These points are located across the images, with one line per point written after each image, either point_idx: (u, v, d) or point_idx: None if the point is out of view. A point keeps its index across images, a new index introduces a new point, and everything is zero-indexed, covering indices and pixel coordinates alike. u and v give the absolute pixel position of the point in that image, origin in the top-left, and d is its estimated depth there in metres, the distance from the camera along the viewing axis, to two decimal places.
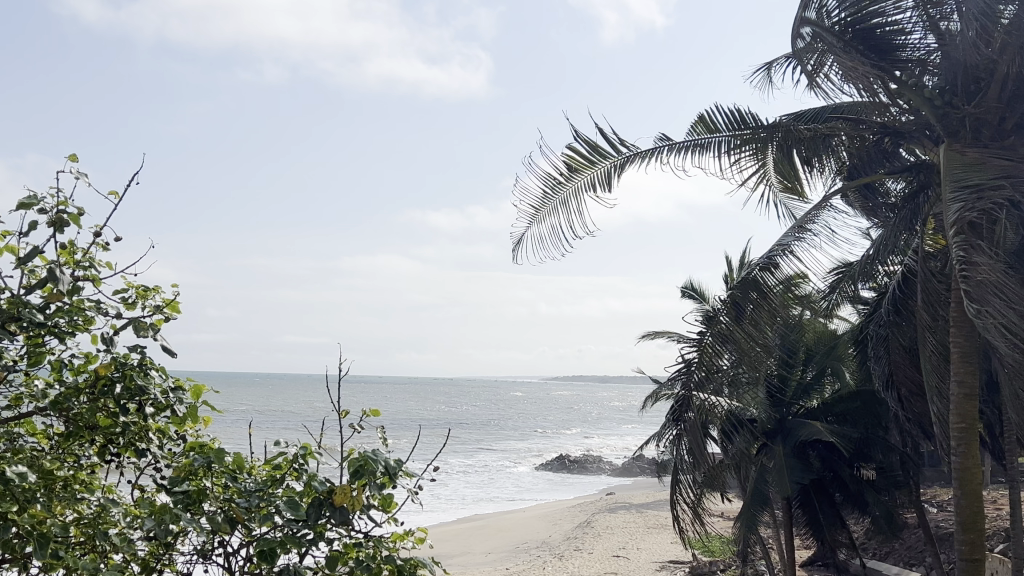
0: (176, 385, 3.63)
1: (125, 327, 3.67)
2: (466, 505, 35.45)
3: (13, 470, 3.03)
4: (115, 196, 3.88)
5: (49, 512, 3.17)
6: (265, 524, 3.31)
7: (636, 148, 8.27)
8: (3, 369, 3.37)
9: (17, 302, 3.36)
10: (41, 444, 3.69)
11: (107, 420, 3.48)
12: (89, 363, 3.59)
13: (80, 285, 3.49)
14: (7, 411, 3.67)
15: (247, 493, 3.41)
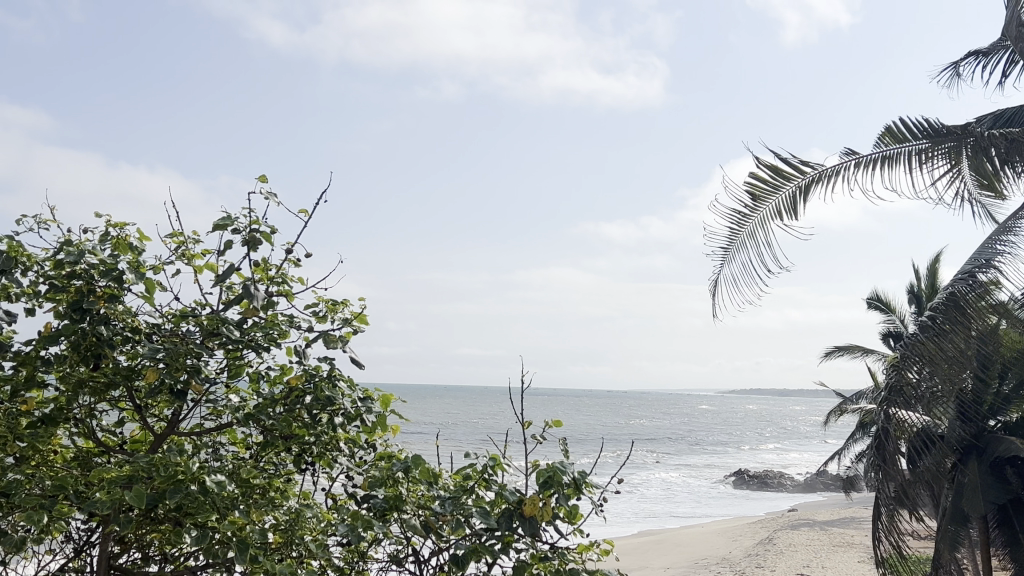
0: (364, 394, 3.71)
1: (316, 340, 3.80)
2: (645, 519, 35.12)
3: (212, 478, 3.19)
4: (304, 214, 4.05)
5: (249, 518, 3.30)
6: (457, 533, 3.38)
7: (821, 165, 7.96)
8: (205, 385, 3.53)
9: (216, 319, 3.53)
10: (241, 453, 3.85)
11: (301, 429, 3.62)
12: (284, 375, 3.73)
13: (274, 300, 3.63)
14: (208, 421, 3.87)
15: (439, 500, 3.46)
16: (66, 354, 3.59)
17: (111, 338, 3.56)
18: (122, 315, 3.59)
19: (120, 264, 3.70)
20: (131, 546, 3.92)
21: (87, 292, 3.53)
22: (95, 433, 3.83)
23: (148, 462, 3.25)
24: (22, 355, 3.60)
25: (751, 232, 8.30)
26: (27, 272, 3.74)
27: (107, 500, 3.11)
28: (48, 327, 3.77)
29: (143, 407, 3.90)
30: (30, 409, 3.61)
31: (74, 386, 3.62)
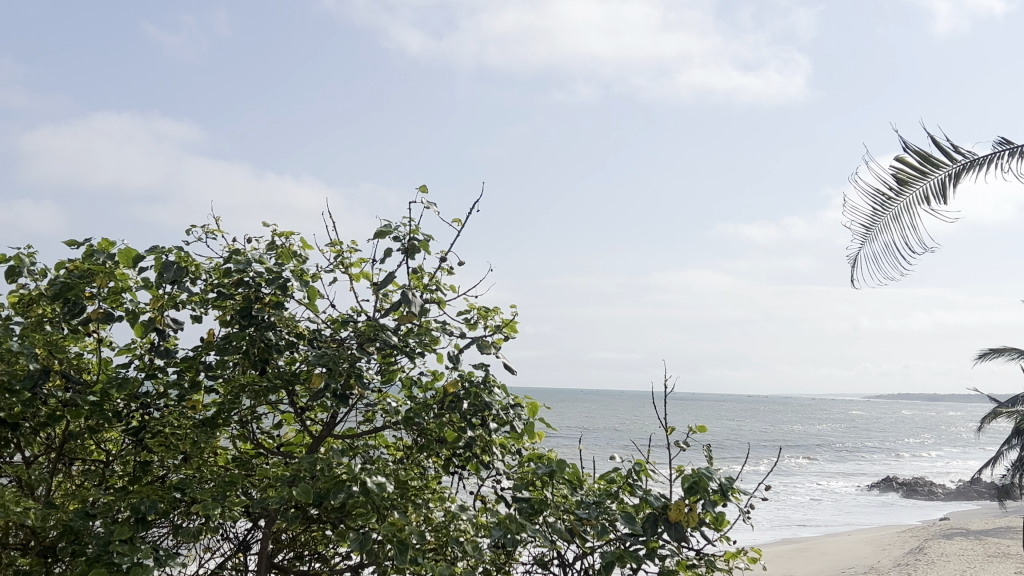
0: (515, 401, 3.73)
1: (468, 341, 4.10)
2: (791, 527, 34.37)
3: (375, 480, 3.27)
4: (455, 226, 4.39)
5: (406, 520, 3.38)
6: (603, 537, 3.39)
7: (975, 152, 7.67)
8: (362, 389, 3.63)
9: (373, 324, 3.64)
10: (393, 456, 3.96)
11: (453, 434, 3.69)
12: (435, 380, 3.82)
13: (429, 309, 3.72)
14: (362, 425, 4.01)
15: (583, 504, 3.47)
16: (231, 361, 3.75)
17: (277, 344, 3.69)
18: (285, 322, 3.75)
19: (283, 273, 3.87)
20: (288, 545, 4.08)
21: (252, 300, 3.69)
22: (255, 436, 4.01)
23: (310, 462, 3.38)
24: (185, 361, 3.78)
25: (894, 216, 8.06)
26: (194, 281, 3.96)
27: (274, 498, 3.25)
28: (211, 334, 3.95)
29: (300, 412, 4.05)
30: (196, 411, 3.80)
31: (236, 390, 3.78)
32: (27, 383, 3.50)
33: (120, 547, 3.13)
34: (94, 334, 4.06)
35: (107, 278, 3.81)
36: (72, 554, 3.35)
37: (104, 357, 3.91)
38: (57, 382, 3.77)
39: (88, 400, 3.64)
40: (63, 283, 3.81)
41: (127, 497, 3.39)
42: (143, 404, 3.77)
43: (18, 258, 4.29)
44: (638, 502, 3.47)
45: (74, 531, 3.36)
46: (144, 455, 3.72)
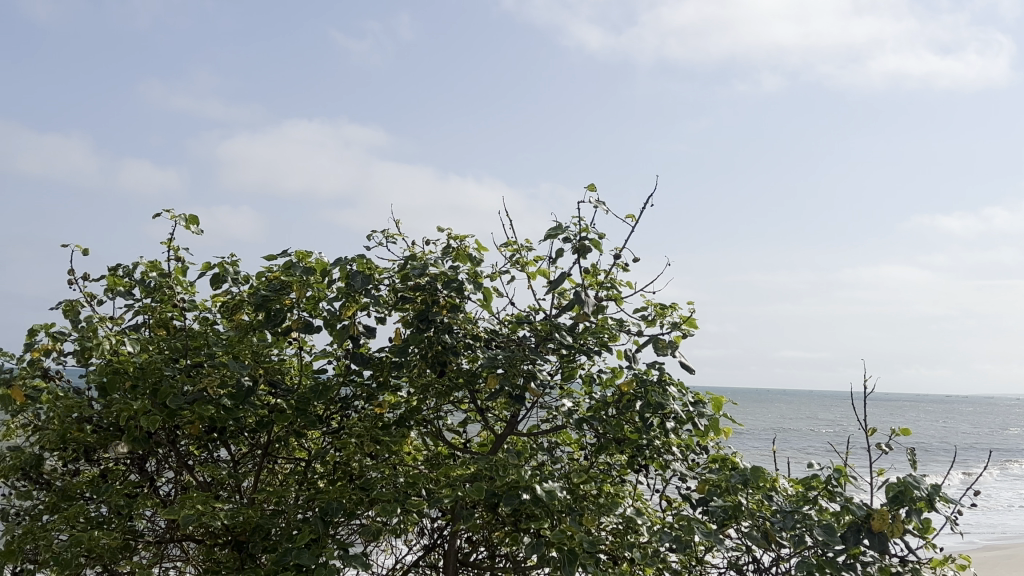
0: (696, 399, 3.63)
1: (645, 339, 4.06)
2: (996, 532, 32.69)
3: (546, 486, 3.22)
4: (629, 224, 4.35)
5: (584, 524, 3.33)
6: (800, 545, 3.28)
7: None
8: (540, 391, 3.62)
9: (548, 324, 3.63)
10: (576, 453, 3.94)
11: (634, 433, 3.63)
12: (615, 378, 3.77)
13: (605, 305, 3.68)
14: (544, 424, 4.00)
15: (781, 511, 3.35)
16: (415, 362, 3.81)
17: (454, 345, 3.72)
18: (463, 324, 3.76)
19: (459, 275, 3.90)
20: (479, 542, 4.11)
21: (431, 304, 3.71)
22: (444, 435, 4.05)
23: (488, 463, 3.38)
24: (378, 364, 3.85)
25: None
26: (378, 287, 4.04)
27: (453, 498, 3.26)
28: (398, 336, 4.03)
29: (484, 409, 4.07)
30: (385, 412, 3.87)
31: (420, 390, 3.84)
32: (238, 394, 3.66)
33: (306, 552, 3.19)
34: (292, 338, 4.20)
35: (303, 289, 3.94)
36: (266, 551, 3.43)
37: (303, 363, 4.04)
38: (263, 388, 3.91)
39: (287, 405, 3.75)
40: (264, 295, 3.99)
41: (319, 496, 3.46)
42: (341, 407, 3.86)
43: (222, 268, 4.48)
44: (839, 510, 3.33)
45: (266, 529, 3.45)
46: (336, 454, 3.79)
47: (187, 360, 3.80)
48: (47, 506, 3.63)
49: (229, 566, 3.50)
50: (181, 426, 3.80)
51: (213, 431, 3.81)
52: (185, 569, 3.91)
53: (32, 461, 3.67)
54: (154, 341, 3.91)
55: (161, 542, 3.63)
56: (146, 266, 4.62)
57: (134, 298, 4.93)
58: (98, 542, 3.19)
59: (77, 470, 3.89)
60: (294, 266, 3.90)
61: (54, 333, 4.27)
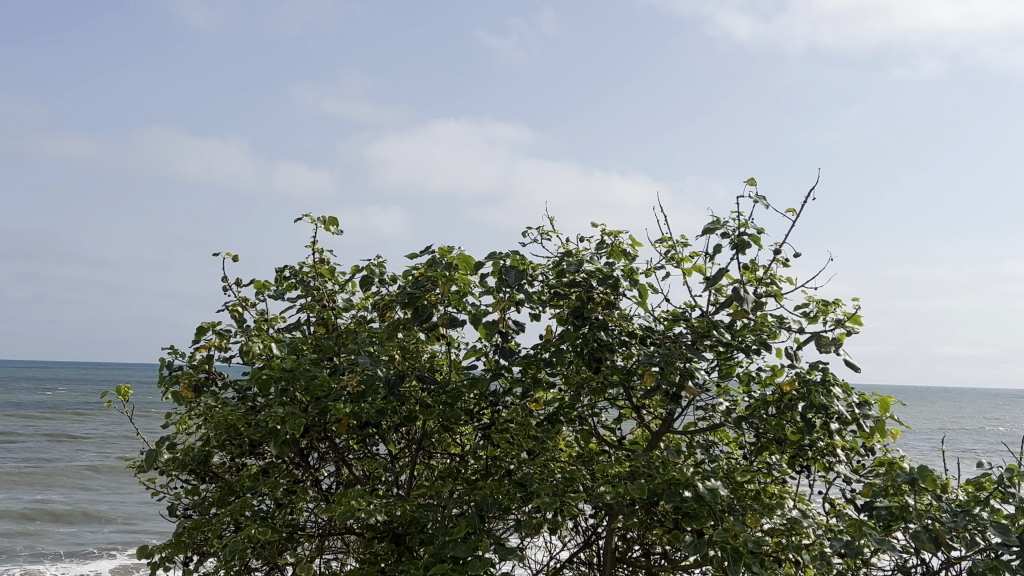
0: (861, 400, 3.50)
1: (806, 337, 3.94)
2: None
3: (706, 485, 3.16)
4: (787, 218, 4.23)
5: (746, 523, 3.26)
6: (974, 548, 3.14)
7: None
8: (698, 389, 3.56)
9: (705, 320, 3.56)
10: (735, 452, 3.87)
11: (796, 434, 3.53)
12: (775, 377, 3.68)
13: (765, 302, 3.58)
14: (701, 423, 3.94)
15: (952, 512, 3.23)
16: (571, 359, 3.80)
17: (609, 343, 3.69)
18: (618, 320, 3.73)
19: (614, 272, 3.86)
20: (635, 541, 4.09)
21: (586, 301, 3.69)
22: (598, 432, 4.04)
23: (647, 460, 3.36)
24: (528, 360, 3.84)
25: None
26: (530, 282, 4.04)
27: (613, 494, 3.24)
28: (549, 332, 4.03)
29: (640, 407, 4.03)
30: (539, 408, 3.87)
31: (575, 387, 3.83)
32: (387, 390, 3.69)
33: (463, 545, 3.21)
34: (443, 334, 4.24)
35: (451, 285, 3.96)
36: (423, 544, 3.47)
37: (454, 359, 4.07)
38: (415, 384, 3.96)
39: (439, 402, 3.80)
40: (412, 292, 4.02)
41: (475, 490, 3.48)
42: (491, 402, 3.87)
43: (373, 266, 4.55)
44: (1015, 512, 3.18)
45: (422, 523, 3.49)
46: (491, 451, 3.81)
47: (341, 358, 3.87)
48: (214, 500, 3.76)
49: (388, 558, 3.56)
50: (332, 421, 3.79)
51: (368, 427, 3.87)
52: (346, 561, 4.01)
53: (200, 457, 3.81)
54: (309, 339, 3.99)
55: (321, 535, 3.70)
56: (301, 265, 4.74)
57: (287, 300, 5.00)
58: (260, 537, 3.28)
59: (243, 465, 4.02)
60: (439, 263, 3.92)
61: (218, 331, 4.43)
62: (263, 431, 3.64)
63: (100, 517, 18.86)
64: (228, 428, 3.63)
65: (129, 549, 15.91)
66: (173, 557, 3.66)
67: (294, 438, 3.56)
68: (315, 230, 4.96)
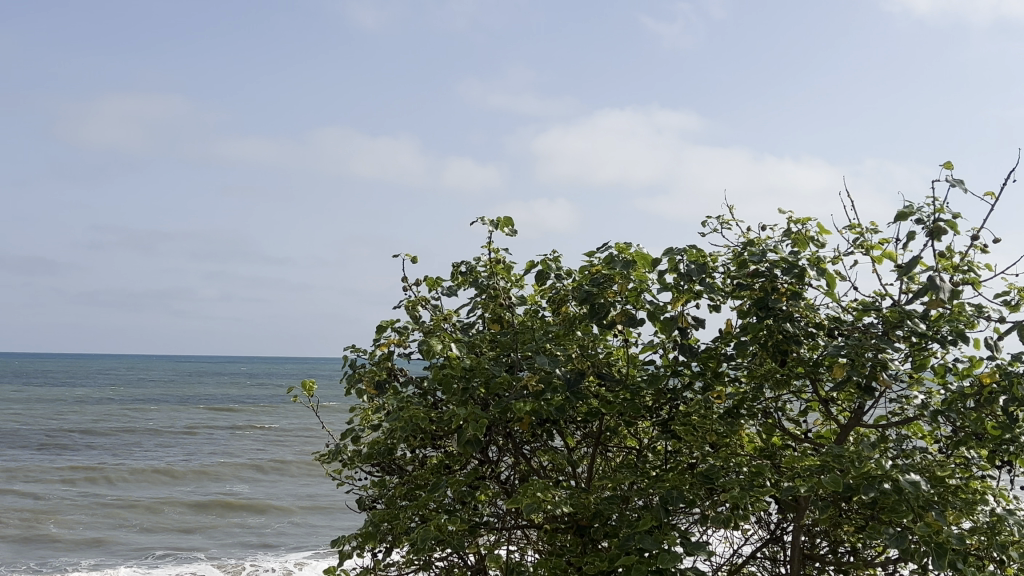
0: None
1: (1005, 327, 3.76)
2: None
3: (907, 481, 3.05)
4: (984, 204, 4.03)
5: (946, 520, 3.15)
6: None
7: None
8: (890, 381, 3.44)
9: (898, 311, 3.44)
10: (929, 446, 3.74)
11: (998, 429, 3.38)
12: (973, 368, 3.53)
13: (961, 290, 3.43)
14: (893, 415, 3.82)
15: None
16: (753, 351, 3.75)
17: (795, 336, 3.61)
18: (804, 311, 3.64)
19: (799, 262, 3.76)
20: (821, 536, 4.00)
21: (770, 291, 3.61)
22: (782, 425, 3.95)
23: (838, 453, 3.28)
24: (708, 354, 3.79)
25: None
26: (710, 276, 3.98)
27: (805, 490, 3.18)
28: (729, 326, 3.97)
29: (826, 399, 3.94)
30: (720, 402, 3.82)
31: (758, 380, 3.77)
32: (565, 386, 3.72)
33: (649, 537, 3.21)
34: (619, 330, 4.23)
35: (627, 280, 3.93)
36: (608, 536, 3.48)
37: (631, 353, 4.05)
38: (592, 379, 3.97)
39: (619, 397, 3.80)
40: (588, 289, 4.01)
41: (659, 483, 3.46)
42: (670, 397, 3.85)
43: (547, 263, 4.56)
44: None
45: (606, 515, 3.50)
46: (673, 444, 3.79)
47: (521, 353, 3.90)
48: (399, 492, 3.87)
49: (572, 551, 3.58)
50: (513, 415, 3.82)
51: (547, 421, 3.89)
52: (528, 554, 4.06)
53: (384, 449, 3.92)
54: (487, 336, 4.04)
55: (503, 528, 3.75)
56: (476, 263, 4.80)
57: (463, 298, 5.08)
58: (447, 530, 3.35)
59: (424, 457, 4.11)
60: (616, 260, 3.90)
61: (397, 329, 4.53)
62: (446, 426, 3.71)
63: (285, 510, 19.61)
64: (411, 421, 3.71)
65: (313, 543, 16.47)
66: (362, 547, 3.78)
67: (476, 430, 3.62)
68: (488, 228, 5.01)
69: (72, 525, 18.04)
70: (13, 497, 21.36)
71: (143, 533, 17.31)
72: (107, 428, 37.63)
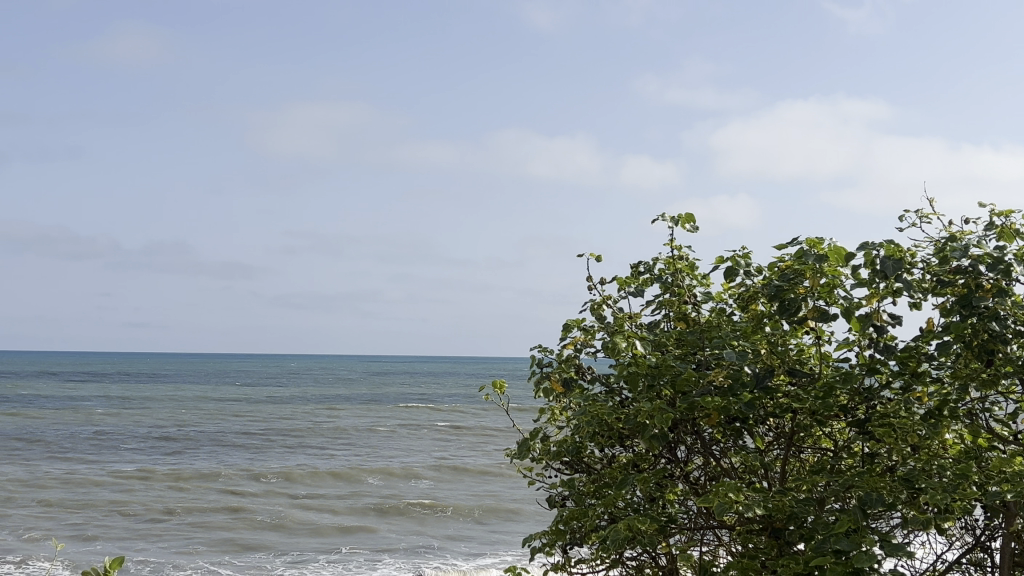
0: None
1: None
2: None
3: None
4: None
5: None
6: None
7: None
8: None
9: None
10: None
11: None
12: None
13: None
14: None
15: None
16: (957, 349, 3.61)
17: (1001, 333, 3.47)
18: (1011, 309, 3.47)
19: (1004, 255, 3.60)
20: None
21: (974, 287, 3.48)
22: (989, 426, 3.79)
23: None
24: (905, 353, 3.68)
25: None
26: (910, 270, 3.86)
27: None
28: (930, 323, 3.82)
29: None
30: (919, 402, 3.69)
31: (962, 380, 3.62)
32: (754, 384, 3.67)
33: (846, 539, 3.14)
34: (811, 328, 4.13)
35: (817, 276, 3.84)
36: (804, 538, 3.43)
37: (822, 352, 3.96)
38: (783, 378, 3.90)
39: (811, 396, 3.72)
40: (778, 286, 3.94)
41: (855, 483, 3.37)
42: (865, 396, 3.75)
43: (735, 261, 4.49)
44: None
45: (802, 517, 3.43)
46: (871, 445, 3.69)
47: (710, 352, 3.85)
48: (589, 491, 3.90)
49: (767, 553, 3.54)
50: (701, 416, 3.79)
51: (737, 421, 3.85)
52: (718, 554, 4.01)
53: (573, 448, 3.94)
54: (673, 335, 4.01)
55: (693, 527, 3.74)
56: (662, 261, 4.77)
57: (647, 297, 5.05)
58: (638, 527, 3.34)
59: (613, 456, 4.12)
60: (805, 255, 3.80)
61: (583, 327, 4.55)
62: (632, 425, 3.71)
63: (460, 512, 19.74)
64: (598, 421, 3.72)
65: (487, 547, 16.52)
66: (553, 543, 3.82)
67: (664, 431, 3.60)
68: (673, 226, 4.96)
69: (256, 524, 18.60)
70: (206, 496, 22.24)
71: (322, 534, 17.68)
72: (296, 428, 38.87)
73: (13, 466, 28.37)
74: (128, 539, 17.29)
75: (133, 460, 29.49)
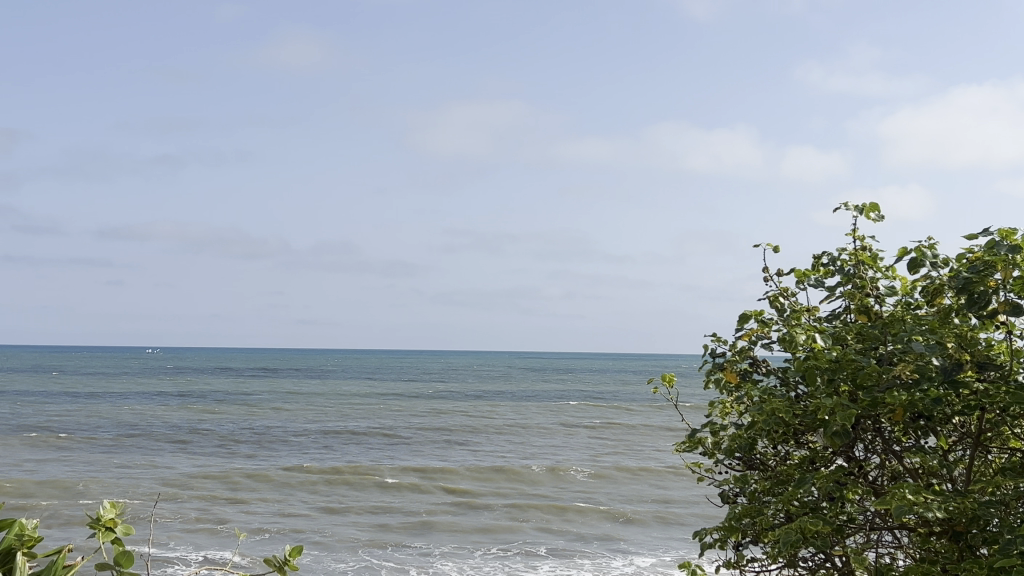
0: None
1: None
2: None
3: None
4: None
5: None
6: None
7: None
8: None
9: None
10: None
11: None
12: None
13: None
14: None
15: None
16: None
17: None
18: None
19: None
20: None
21: None
22: None
23: None
24: None
25: None
26: None
27: None
28: None
29: None
30: None
31: None
32: (938, 380, 3.53)
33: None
34: (1000, 322, 3.96)
35: (1010, 268, 3.66)
36: (987, 542, 3.27)
37: (1012, 347, 3.77)
38: (970, 374, 3.74)
39: (1000, 392, 3.55)
40: (965, 278, 3.78)
41: None
42: None
43: (921, 251, 4.34)
44: None
45: (986, 520, 3.28)
46: None
47: (891, 347, 3.72)
48: (763, 487, 3.83)
49: (948, 558, 3.41)
50: (881, 413, 3.67)
51: (920, 419, 3.71)
52: (897, 556, 3.89)
53: (746, 444, 3.89)
54: (851, 329, 3.90)
55: (873, 527, 3.64)
56: (843, 254, 4.64)
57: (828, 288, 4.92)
58: (811, 528, 3.26)
59: (789, 453, 4.04)
60: (996, 246, 3.63)
61: (758, 320, 4.49)
62: (808, 421, 3.63)
63: (616, 514, 19.46)
64: (773, 416, 3.65)
65: (643, 549, 16.19)
66: (725, 541, 3.79)
67: (842, 428, 3.51)
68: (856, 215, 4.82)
69: (414, 521, 18.78)
70: (366, 491, 22.65)
71: (479, 532, 17.69)
72: (455, 424, 39.43)
73: (187, 459, 29.57)
74: (294, 532, 17.77)
75: (298, 455, 30.34)
